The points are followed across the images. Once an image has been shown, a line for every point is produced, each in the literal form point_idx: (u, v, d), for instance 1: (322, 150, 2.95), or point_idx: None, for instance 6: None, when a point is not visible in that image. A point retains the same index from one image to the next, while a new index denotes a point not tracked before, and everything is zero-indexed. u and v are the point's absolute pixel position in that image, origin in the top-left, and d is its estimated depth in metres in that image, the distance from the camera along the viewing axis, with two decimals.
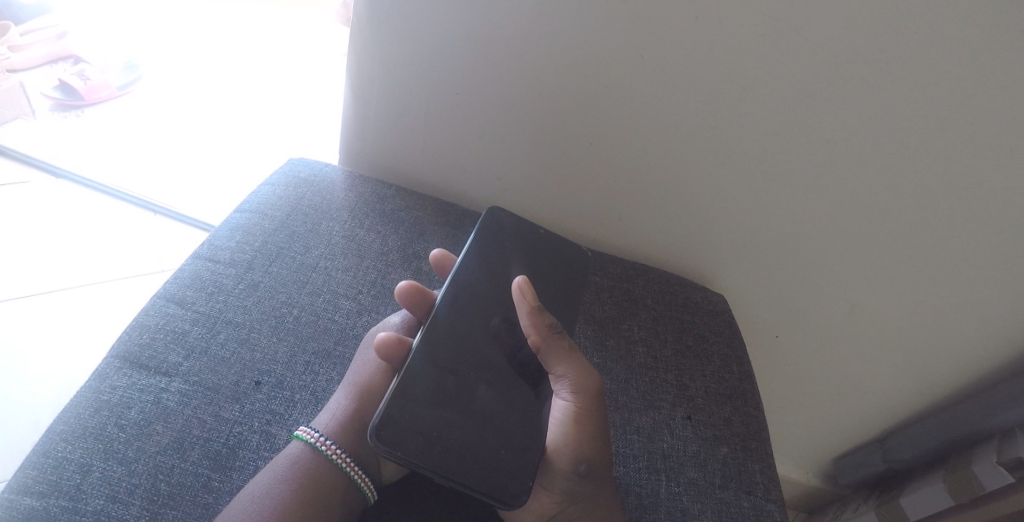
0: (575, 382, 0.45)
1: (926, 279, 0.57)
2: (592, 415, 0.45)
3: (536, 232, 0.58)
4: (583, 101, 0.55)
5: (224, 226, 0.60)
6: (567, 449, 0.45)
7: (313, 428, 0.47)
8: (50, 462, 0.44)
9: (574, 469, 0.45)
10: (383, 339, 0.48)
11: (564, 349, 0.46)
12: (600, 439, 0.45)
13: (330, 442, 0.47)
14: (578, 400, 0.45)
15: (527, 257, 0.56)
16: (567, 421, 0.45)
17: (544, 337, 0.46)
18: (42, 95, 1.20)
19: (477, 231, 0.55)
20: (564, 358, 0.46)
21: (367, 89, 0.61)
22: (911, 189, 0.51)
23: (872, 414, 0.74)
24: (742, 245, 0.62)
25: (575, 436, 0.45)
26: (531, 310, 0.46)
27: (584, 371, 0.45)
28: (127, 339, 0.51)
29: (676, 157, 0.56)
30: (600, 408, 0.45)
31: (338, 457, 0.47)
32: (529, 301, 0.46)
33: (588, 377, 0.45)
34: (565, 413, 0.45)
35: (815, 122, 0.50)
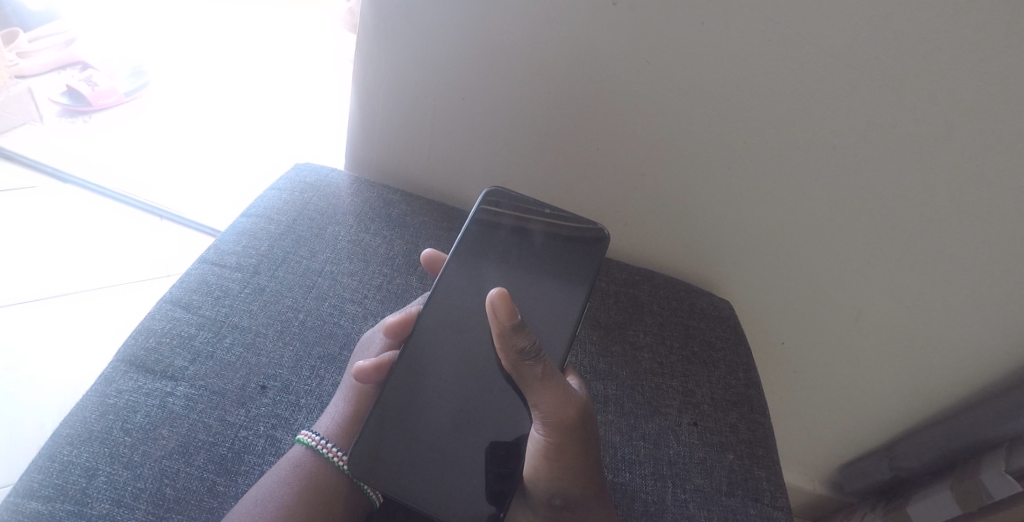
0: (544, 416, 0.44)
1: (934, 286, 0.57)
2: (563, 450, 0.44)
3: (542, 211, 0.55)
4: (588, 107, 0.55)
5: (230, 231, 0.60)
6: (539, 480, 0.45)
7: (314, 431, 0.47)
8: (56, 466, 0.44)
9: (549, 497, 0.46)
10: (362, 368, 0.48)
11: (536, 377, 0.44)
12: (573, 472, 0.44)
13: (331, 446, 0.47)
14: (547, 435, 0.44)
15: (535, 248, 0.54)
16: (537, 454, 0.45)
17: (515, 363, 0.45)
18: (50, 101, 1.21)
19: (469, 223, 0.54)
20: (537, 387, 0.44)
21: (373, 94, 0.61)
22: (916, 196, 0.51)
23: (879, 421, 0.74)
24: (748, 251, 0.62)
25: (547, 468, 0.45)
26: (502, 333, 0.44)
27: (554, 405, 0.43)
28: (133, 343, 0.51)
29: (680, 163, 0.56)
30: (572, 444, 0.44)
31: (339, 459, 0.47)
32: (501, 322, 0.43)
33: (559, 411, 0.43)
34: (536, 446, 0.45)
35: (820, 128, 0.50)
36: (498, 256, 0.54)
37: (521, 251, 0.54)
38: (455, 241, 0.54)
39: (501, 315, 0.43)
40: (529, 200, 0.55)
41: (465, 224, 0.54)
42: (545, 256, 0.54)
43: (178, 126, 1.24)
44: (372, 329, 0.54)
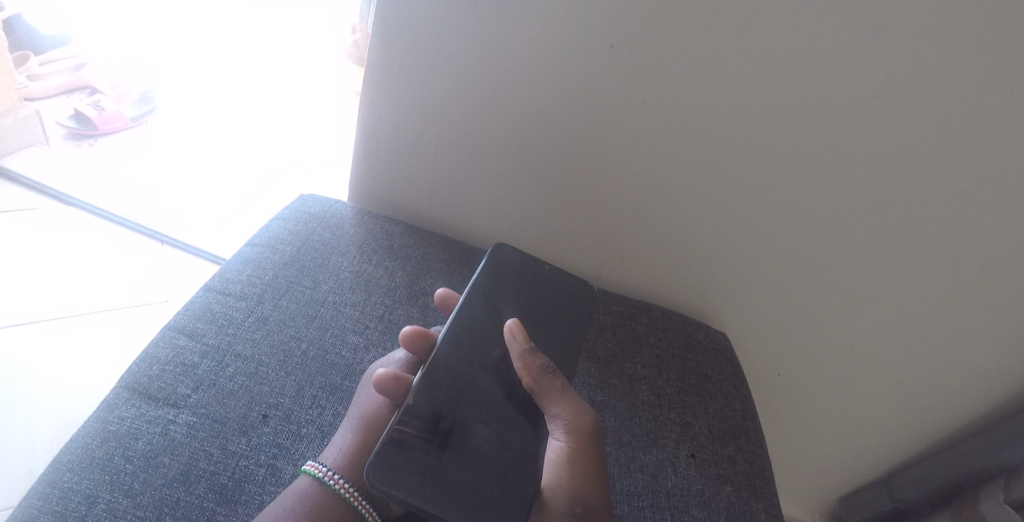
0: (569, 419, 0.45)
1: (924, 319, 0.58)
2: (589, 451, 0.44)
3: (541, 267, 0.59)
4: (587, 144, 0.57)
5: (234, 259, 0.61)
6: (563, 489, 0.43)
7: (320, 463, 0.48)
8: (55, 493, 0.45)
9: (571, 513, 0.43)
10: (380, 377, 0.48)
11: (555, 389, 0.46)
12: (597, 478, 0.44)
13: (338, 478, 0.47)
14: (572, 438, 0.44)
15: (531, 297, 0.57)
16: (562, 460, 0.44)
17: (535, 378, 0.46)
18: (56, 124, 1.23)
19: (481, 269, 0.56)
20: (556, 396, 0.46)
21: (378, 129, 0.63)
22: (906, 233, 0.53)
23: (875, 454, 0.74)
24: (742, 285, 0.63)
25: (570, 474, 0.44)
26: (521, 353, 0.47)
27: (578, 408, 0.45)
28: (137, 370, 0.52)
29: (676, 198, 0.58)
30: (592, 446, 0.44)
31: (344, 489, 0.47)
32: (519, 343, 0.47)
33: (585, 412, 0.45)
34: (561, 452, 0.44)
35: (811, 167, 0.52)
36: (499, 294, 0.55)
37: (520, 293, 0.57)
38: (473, 278, 0.56)
39: (519, 336, 0.47)
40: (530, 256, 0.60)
41: (478, 268, 0.57)
42: (540, 300, 0.57)
43: (183, 152, 1.26)
44: (377, 362, 0.55)
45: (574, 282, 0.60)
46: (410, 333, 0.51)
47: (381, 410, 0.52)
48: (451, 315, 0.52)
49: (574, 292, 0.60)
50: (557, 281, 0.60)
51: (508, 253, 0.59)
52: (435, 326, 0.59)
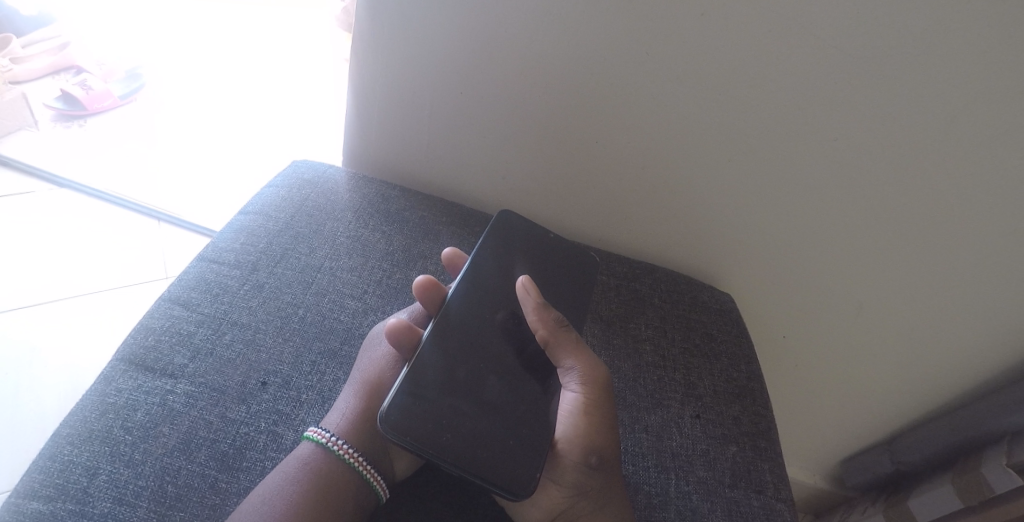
0: (584, 372, 0.46)
1: (932, 277, 0.57)
2: (603, 403, 0.46)
3: (547, 236, 0.58)
4: (586, 100, 0.55)
5: (227, 229, 0.60)
6: (578, 440, 0.45)
7: (324, 428, 0.47)
8: (56, 466, 0.44)
9: (585, 462, 0.45)
10: (394, 325, 0.48)
11: (570, 342, 0.47)
12: (610, 429, 0.45)
13: (342, 443, 0.47)
14: (587, 390, 0.46)
15: (536, 258, 0.56)
16: (577, 412, 0.45)
17: (550, 330, 0.47)
18: (44, 106, 1.21)
19: (487, 232, 0.55)
20: (572, 349, 0.47)
21: (370, 91, 0.61)
22: (916, 188, 0.52)
23: (879, 415, 0.74)
24: (746, 245, 0.62)
25: (585, 425, 0.45)
26: (536, 307, 0.48)
27: (593, 361, 0.46)
28: (133, 342, 0.51)
29: (678, 156, 0.57)
30: (606, 397, 0.46)
31: (347, 453, 0.46)
32: (533, 296, 0.48)
33: (599, 366, 0.46)
34: (576, 403, 0.46)
35: (817, 119, 0.50)
36: (503, 256, 0.54)
37: (525, 256, 0.56)
38: (479, 241, 0.55)
39: (533, 290, 0.49)
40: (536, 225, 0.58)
41: (483, 233, 0.55)
42: (545, 262, 0.56)
43: (174, 129, 1.23)
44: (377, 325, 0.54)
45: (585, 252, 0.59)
46: (423, 283, 0.50)
47: (386, 371, 0.51)
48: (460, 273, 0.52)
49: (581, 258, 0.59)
50: (562, 246, 0.58)
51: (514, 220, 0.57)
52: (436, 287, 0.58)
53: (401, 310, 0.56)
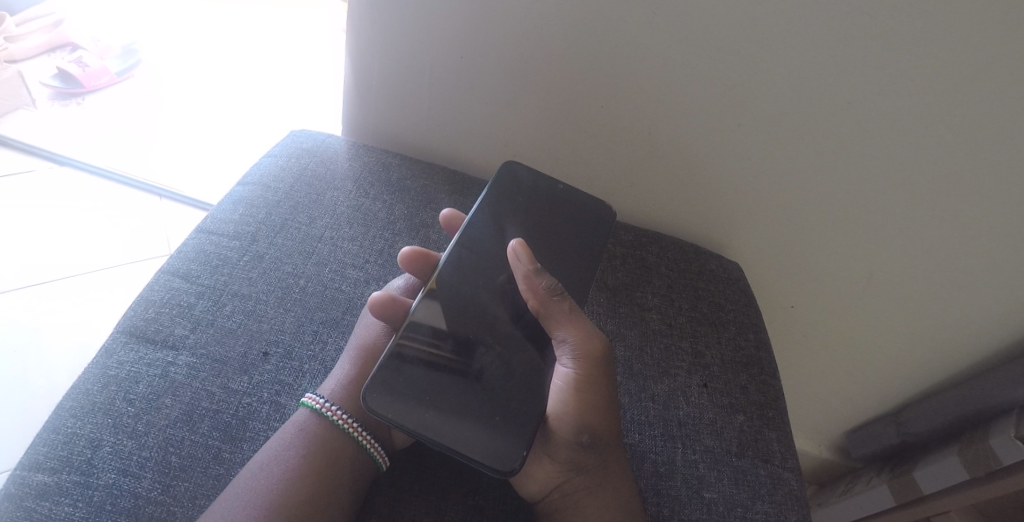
0: (576, 347, 0.44)
1: (946, 245, 0.56)
2: (596, 379, 0.44)
3: (555, 187, 0.57)
4: (591, 64, 0.53)
5: (227, 200, 0.59)
6: (570, 416, 0.44)
7: (319, 395, 0.47)
8: (60, 438, 0.44)
9: (576, 439, 0.44)
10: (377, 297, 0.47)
11: (561, 313, 0.45)
12: (602, 405, 0.44)
13: (336, 409, 0.46)
14: (579, 366, 0.44)
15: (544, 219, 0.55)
16: (569, 388, 0.44)
17: (541, 300, 0.46)
18: (41, 84, 1.19)
19: (487, 189, 0.54)
20: (563, 321, 0.45)
21: (368, 58, 0.59)
22: (933, 152, 0.50)
23: (887, 385, 0.73)
24: (755, 213, 0.61)
25: (576, 401, 0.44)
26: (527, 275, 0.46)
27: (586, 334, 0.44)
28: (134, 314, 0.51)
29: (686, 121, 0.55)
30: (599, 373, 0.44)
31: (341, 419, 0.46)
32: (524, 264, 0.46)
33: (592, 339, 0.44)
34: (567, 379, 0.44)
35: (831, 81, 0.48)
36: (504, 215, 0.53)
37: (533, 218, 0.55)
38: (477, 200, 0.54)
39: (523, 256, 0.46)
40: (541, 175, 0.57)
41: (483, 192, 0.54)
42: (553, 220, 0.55)
43: (172, 105, 1.21)
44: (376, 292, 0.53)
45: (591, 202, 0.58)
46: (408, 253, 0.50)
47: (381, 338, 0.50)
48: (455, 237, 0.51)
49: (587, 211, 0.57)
50: (575, 199, 0.57)
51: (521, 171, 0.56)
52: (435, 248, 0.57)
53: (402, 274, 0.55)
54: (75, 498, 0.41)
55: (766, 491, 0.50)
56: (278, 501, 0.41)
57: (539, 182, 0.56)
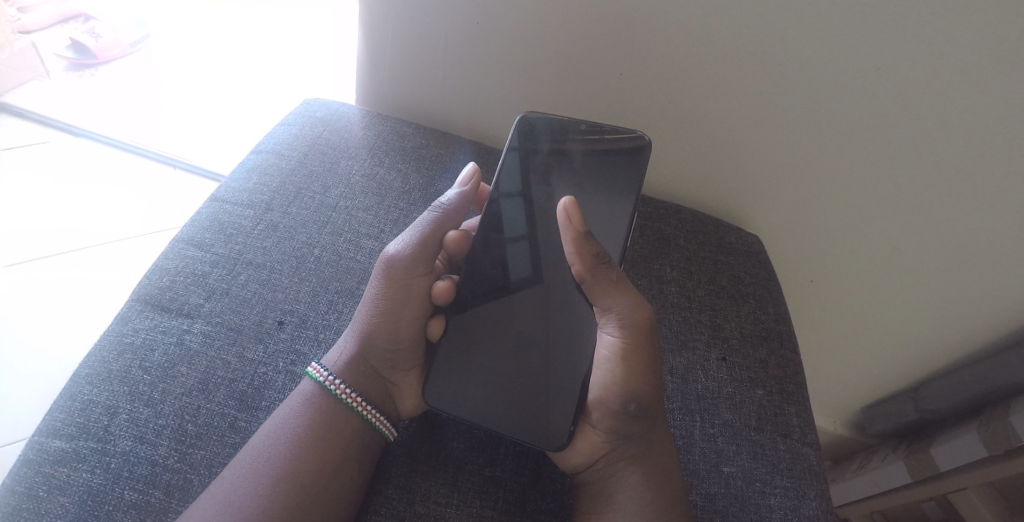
0: (622, 317, 0.45)
1: (976, 221, 0.53)
2: (643, 348, 0.44)
3: (580, 127, 0.52)
4: (610, 27, 0.51)
5: (241, 168, 0.59)
6: (616, 387, 0.44)
7: (323, 366, 0.46)
8: (76, 405, 0.44)
9: (624, 407, 0.44)
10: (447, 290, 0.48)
11: (609, 281, 0.45)
12: (650, 376, 0.44)
13: (339, 383, 0.45)
14: (626, 335, 0.44)
15: (579, 166, 0.52)
16: (615, 358, 0.45)
17: (588, 265, 0.46)
18: (55, 56, 1.19)
19: (506, 155, 0.51)
20: (611, 289, 0.45)
21: (383, 23, 0.58)
22: (965, 123, 0.47)
23: (908, 363, 0.71)
24: (779, 185, 0.58)
25: (623, 372, 0.44)
26: (575, 238, 0.46)
27: (633, 303, 0.45)
28: (148, 283, 0.50)
29: (708, 88, 0.53)
30: (647, 342, 0.45)
31: (346, 394, 0.45)
32: (574, 225, 0.46)
33: (639, 308, 0.45)
34: (614, 348, 0.45)
35: (860, 46, 0.46)
36: (527, 175, 0.52)
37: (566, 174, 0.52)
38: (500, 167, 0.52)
39: (575, 218, 0.46)
40: (567, 118, 0.52)
41: (503, 156, 0.52)
42: (587, 168, 0.52)
43: (182, 72, 1.20)
44: (378, 261, 0.48)
45: (614, 133, 0.51)
46: (457, 235, 0.49)
47: (388, 316, 0.47)
48: (483, 212, 0.51)
49: (614, 147, 0.51)
50: (607, 134, 0.51)
51: (551, 117, 0.52)
52: (440, 198, 0.51)
53: (406, 230, 0.49)
54: (93, 464, 0.42)
55: (784, 466, 0.49)
56: (286, 473, 0.42)
57: (560, 127, 0.52)
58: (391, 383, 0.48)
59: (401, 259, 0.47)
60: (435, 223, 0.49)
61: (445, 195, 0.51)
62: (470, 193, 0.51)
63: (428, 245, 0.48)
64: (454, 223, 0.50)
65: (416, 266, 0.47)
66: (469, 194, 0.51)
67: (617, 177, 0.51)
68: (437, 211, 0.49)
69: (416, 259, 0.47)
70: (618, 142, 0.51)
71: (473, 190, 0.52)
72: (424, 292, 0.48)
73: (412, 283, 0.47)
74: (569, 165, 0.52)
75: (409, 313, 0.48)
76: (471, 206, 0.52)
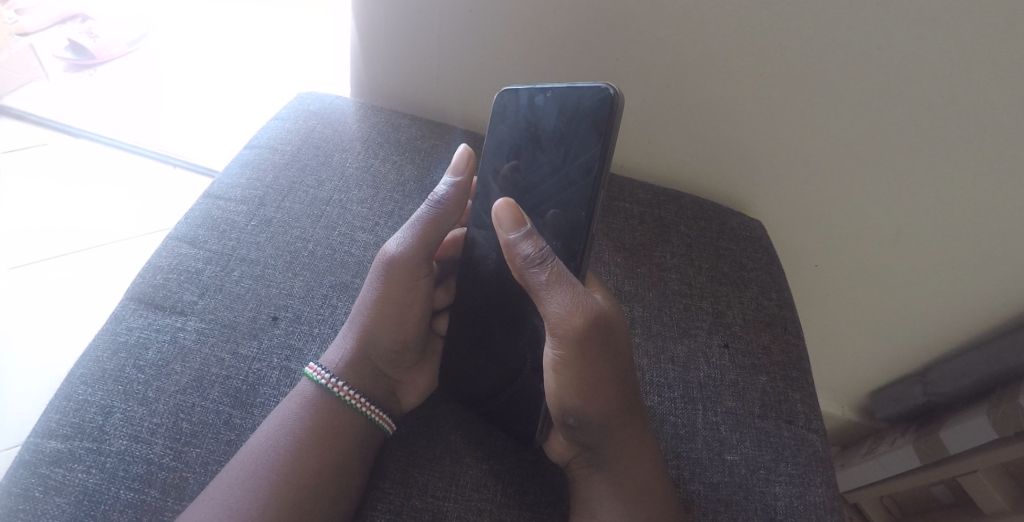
0: (548, 328, 0.42)
1: (983, 199, 0.52)
2: (573, 361, 0.42)
3: (546, 96, 0.46)
4: (604, 11, 0.50)
5: (235, 163, 0.58)
6: (553, 393, 0.44)
7: (321, 365, 0.45)
8: (71, 405, 0.44)
9: (563, 412, 0.44)
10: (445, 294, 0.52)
11: (537, 289, 0.42)
12: (584, 388, 0.42)
13: (341, 384, 0.45)
14: (553, 347, 0.42)
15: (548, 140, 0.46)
16: (549, 366, 0.43)
17: (519, 271, 0.43)
18: (54, 58, 1.19)
19: (488, 143, 0.50)
20: (540, 298, 0.42)
21: (376, 13, 0.57)
22: (970, 99, 0.46)
23: (915, 347, 0.70)
24: (780, 167, 0.57)
25: (555, 380, 0.43)
26: (505, 242, 0.43)
27: (557, 317, 0.41)
28: (141, 281, 0.50)
29: (706, 71, 0.51)
30: (575, 357, 0.41)
31: (348, 394, 0.45)
32: (503, 230, 0.43)
33: (573, 316, 0.40)
34: (549, 356, 0.43)
35: (859, 23, 0.45)
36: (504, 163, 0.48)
37: (536, 151, 0.47)
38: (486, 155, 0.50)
39: (506, 223, 0.43)
40: (533, 89, 0.47)
41: (486, 143, 0.50)
42: (554, 140, 0.45)
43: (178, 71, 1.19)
44: (376, 261, 0.47)
45: (578, 97, 0.44)
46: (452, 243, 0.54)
47: (389, 316, 0.46)
48: (478, 203, 0.50)
49: (578, 114, 0.44)
50: (574, 98, 0.44)
51: (519, 91, 0.48)
52: (434, 190, 0.50)
53: (402, 227, 0.48)
54: (88, 464, 0.42)
55: (789, 453, 0.48)
56: (282, 470, 0.41)
57: (528, 101, 0.47)
58: (395, 379, 0.48)
59: (401, 259, 0.46)
60: (433, 219, 0.48)
61: (438, 188, 0.49)
62: (464, 183, 0.50)
63: (428, 242, 0.48)
64: (451, 218, 0.49)
65: (416, 266, 0.47)
66: (464, 185, 0.50)
67: (581, 145, 0.44)
68: (434, 206, 0.48)
69: (415, 258, 0.47)
70: (581, 105, 0.44)
71: (466, 181, 0.50)
72: (426, 289, 0.48)
73: (413, 283, 0.47)
74: (540, 145, 0.46)
75: (412, 312, 0.48)
76: (468, 197, 0.50)
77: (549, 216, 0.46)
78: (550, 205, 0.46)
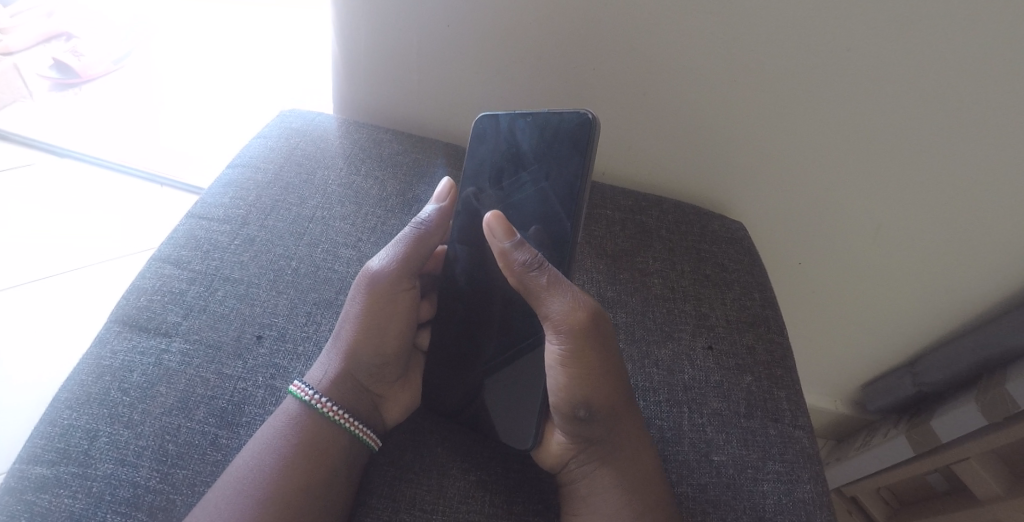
0: (554, 327, 0.43)
1: (959, 192, 0.53)
2: (584, 354, 0.43)
3: (526, 121, 0.48)
4: (580, 23, 0.51)
5: (217, 183, 0.58)
6: (563, 394, 0.44)
7: (306, 383, 0.45)
8: (56, 430, 0.44)
9: (575, 412, 0.44)
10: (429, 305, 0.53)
11: (541, 290, 0.43)
12: (596, 381, 0.43)
13: (325, 400, 0.45)
14: (562, 344, 0.43)
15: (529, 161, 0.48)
16: (557, 366, 0.44)
17: (519, 276, 0.44)
18: (38, 77, 1.19)
19: (467, 164, 0.51)
20: (544, 298, 0.43)
21: (356, 31, 0.57)
22: (939, 96, 0.47)
23: (900, 340, 0.71)
24: (759, 169, 0.58)
25: (565, 379, 0.43)
26: (502, 250, 0.45)
27: (564, 312, 0.42)
28: (125, 303, 0.50)
29: (681, 78, 0.52)
30: (584, 349, 0.42)
31: (331, 411, 0.45)
32: (499, 238, 0.44)
33: (578, 309, 0.42)
34: (555, 357, 0.44)
35: (828, 28, 0.46)
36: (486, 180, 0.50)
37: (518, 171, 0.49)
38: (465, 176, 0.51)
39: (499, 232, 0.44)
40: (513, 113, 0.49)
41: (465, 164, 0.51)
42: (536, 161, 0.48)
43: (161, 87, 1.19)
44: (359, 277, 0.48)
45: (558, 121, 0.47)
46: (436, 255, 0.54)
47: (372, 332, 0.47)
48: (459, 217, 0.50)
49: (559, 137, 0.47)
50: (553, 124, 0.47)
51: (499, 116, 0.50)
52: (419, 213, 0.51)
53: (387, 245, 0.49)
54: (74, 489, 0.42)
55: (777, 451, 0.49)
56: (270, 489, 0.41)
57: (508, 125, 0.49)
58: (379, 397, 0.48)
59: (384, 275, 0.47)
60: (416, 237, 0.49)
61: (423, 211, 0.50)
62: (449, 209, 0.51)
63: (411, 259, 0.48)
64: (434, 239, 0.50)
65: (399, 283, 0.48)
66: (448, 209, 0.51)
67: (563, 167, 0.46)
68: (417, 226, 0.49)
69: (397, 274, 0.47)
70: (562, 129, 0.47)
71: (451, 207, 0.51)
72: (409, 306, 0.49)
73: (395, 300, 0.48)
74: (521, 165, 0.49)
75: (394, 328, 0.48)
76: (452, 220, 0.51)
77: (532, 230, 0.47)
78: (531, 219, 0.47)
